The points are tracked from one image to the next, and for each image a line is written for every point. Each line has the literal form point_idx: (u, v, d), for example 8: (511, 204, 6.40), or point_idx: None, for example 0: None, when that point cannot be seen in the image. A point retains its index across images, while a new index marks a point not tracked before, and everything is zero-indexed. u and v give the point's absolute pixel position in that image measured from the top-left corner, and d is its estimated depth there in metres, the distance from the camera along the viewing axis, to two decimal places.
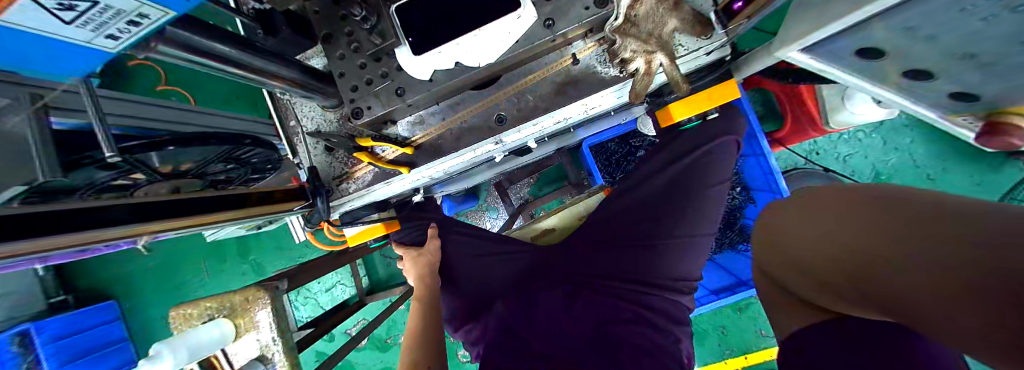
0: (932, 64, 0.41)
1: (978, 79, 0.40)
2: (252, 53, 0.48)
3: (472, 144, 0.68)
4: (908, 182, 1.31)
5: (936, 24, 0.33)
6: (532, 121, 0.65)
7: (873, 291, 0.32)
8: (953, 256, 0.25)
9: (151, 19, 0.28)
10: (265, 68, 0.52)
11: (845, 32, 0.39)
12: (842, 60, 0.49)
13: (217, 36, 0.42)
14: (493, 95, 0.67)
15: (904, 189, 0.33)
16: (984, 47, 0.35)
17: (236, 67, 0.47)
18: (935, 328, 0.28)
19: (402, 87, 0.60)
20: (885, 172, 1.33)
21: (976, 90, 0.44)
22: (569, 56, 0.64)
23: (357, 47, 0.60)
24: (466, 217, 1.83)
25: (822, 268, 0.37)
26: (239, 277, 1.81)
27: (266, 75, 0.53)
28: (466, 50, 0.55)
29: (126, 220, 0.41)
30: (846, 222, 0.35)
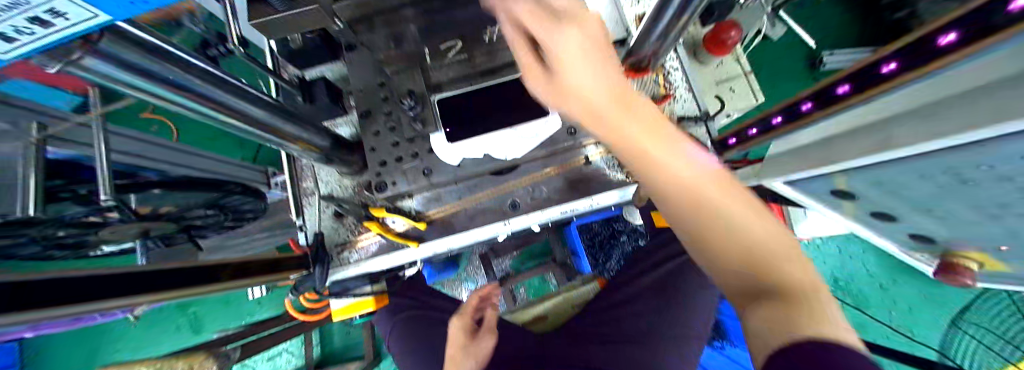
0: (890, 208, 0.52)
1: (929, 223, 0.51)
2: (280, 116, 0.50)
3: (484, 225, 0.70)
4: (865, 291, 1.40)
5: (894, 179, 0.43)
6: (545, 210, 0.69)
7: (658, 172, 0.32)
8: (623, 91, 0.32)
9: (63, 20, 0.17)
10: (293, 133, 0.54)
11: (824, 177, 0.50)
12: (816, 197, 0.59)
13: (247, 96, 0.43)
14: (512, 183, 0.71)
15: None
16: (938, 204, 0.45)
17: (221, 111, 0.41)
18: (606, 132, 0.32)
19: (429, 168, 0.64)
20: (843, 279, 1.43)
21: (927, 232, 0.54)
22: (582, 157, 0.71)
23: (393, 127, 0.65)
24: (442, 286, 1.68)
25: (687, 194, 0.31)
26: (174, 333, 1.61)
27: (292, 139, 0.54)
28: (499, 144, 0.62)
29: (107, 292, 0.35)
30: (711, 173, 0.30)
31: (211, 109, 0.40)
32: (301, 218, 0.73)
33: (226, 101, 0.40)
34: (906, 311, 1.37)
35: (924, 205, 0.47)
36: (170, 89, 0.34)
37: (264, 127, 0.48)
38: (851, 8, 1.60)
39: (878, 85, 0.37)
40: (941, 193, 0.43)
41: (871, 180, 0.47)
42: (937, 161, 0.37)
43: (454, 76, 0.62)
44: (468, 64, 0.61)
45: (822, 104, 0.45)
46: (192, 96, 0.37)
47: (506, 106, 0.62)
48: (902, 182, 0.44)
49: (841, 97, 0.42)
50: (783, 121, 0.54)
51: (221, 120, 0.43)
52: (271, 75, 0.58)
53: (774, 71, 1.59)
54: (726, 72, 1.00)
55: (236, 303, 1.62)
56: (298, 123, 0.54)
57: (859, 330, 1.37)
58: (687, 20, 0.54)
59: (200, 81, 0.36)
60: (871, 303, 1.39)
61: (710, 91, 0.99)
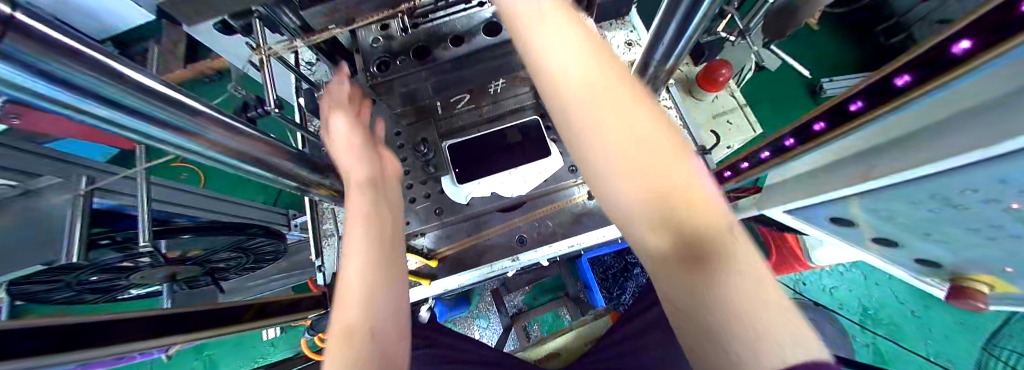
0: (894, 236, 0.52)
1: (939, 250, 0.50)
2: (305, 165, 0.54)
3: (493, 261, 0.72)
4: (896, 319, 1.31)
5: (887, 204, 0.45)
6: (552, 245, 0.71)
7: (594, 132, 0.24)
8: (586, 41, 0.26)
9: None
10: (317, 181, 0.58)
11: (826, 203, 0.52)
12: (820, 224, 0.60)
13: (275, 150, 0.47)
14: (517, 219, 0.74)
15: None
16: (940, 231, 0.45)
17: (195, 141, 0.36)
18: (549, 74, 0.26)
19: (440, 207, 0.68)
20: (872, 306, 1.35)
21: (940, 261, 0.53)
22: (585, 193, 0.74)
23: (407, 170, 0.69)
24: (453, 324, 1.64)
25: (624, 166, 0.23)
26: None
27: (315, 187, 0.59)
28: (505, 184, 0.67)
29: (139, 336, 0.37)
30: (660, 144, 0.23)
31: (206, 150, 0.38)
32: (319, 259, 0.75)
33: (203, 133, 0.36)
34: (945, 340, 1.25)
35: (923, 232, 0.47)
36: (155, 126, 0.32)
37: (286, 175, 0.52)
38: (839, 40, 1.69)
39: (852, 123, 0.38)
40: (933, 220, 0.44)
41: (865, 207, 0.48)
42: (915, 188, 0.39)
43: (464, 124, 0.71)
44: (476, 113, 0.71)
45: (806, 140, 0.47)
46: (202, 140, 0.36)
47: (509, 147, 0.67)
48: (897, 208, 0.45)
49: (820, 134, 0.43)
50: (771, 156, 0.56)
51: (233, 167, 0.44)
52: (298, 129, 0.65)
53: (772, 100, 1.65)
54: (721, 105, 1.06)
55: (249, 344, 1.61)
56: (318, 172, 0.58)
57: (894, 361, 1.26)
58: (674, 67, 0.60)
59: (207, 118, 0.35)
60: (904, 333, 1.29)
61: (709, 124, 1.04)
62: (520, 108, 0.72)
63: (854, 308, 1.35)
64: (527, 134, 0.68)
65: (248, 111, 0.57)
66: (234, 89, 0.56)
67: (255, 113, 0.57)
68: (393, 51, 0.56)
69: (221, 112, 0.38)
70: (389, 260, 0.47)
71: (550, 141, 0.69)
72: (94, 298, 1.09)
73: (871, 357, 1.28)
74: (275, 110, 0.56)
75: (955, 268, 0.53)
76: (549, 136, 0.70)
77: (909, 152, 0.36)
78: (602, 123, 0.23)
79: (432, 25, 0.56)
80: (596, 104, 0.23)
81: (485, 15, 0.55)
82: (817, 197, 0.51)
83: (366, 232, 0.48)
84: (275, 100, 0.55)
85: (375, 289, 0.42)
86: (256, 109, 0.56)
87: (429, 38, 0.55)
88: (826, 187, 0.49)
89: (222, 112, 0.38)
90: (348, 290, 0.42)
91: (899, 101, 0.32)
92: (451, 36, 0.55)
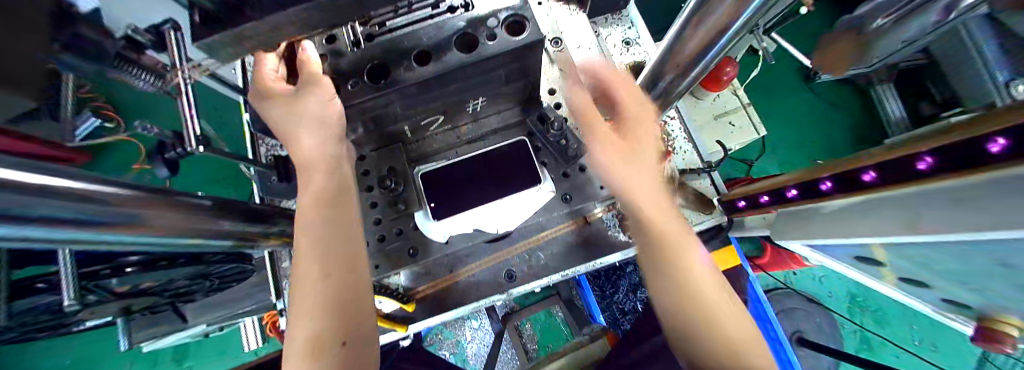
0: (924, 275, 0.48)
1: (975, 296, 0.46)
2: (235, 217, 0.45)
3: (481, 299, 0.65)
4: (885, 304, 1.32)
5: (935, 254, 0.39)
6: (546, 279, 0.64)
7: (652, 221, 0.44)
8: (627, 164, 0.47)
9: None
10: (254, 232, 0.49)
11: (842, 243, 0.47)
12: (839, 254, 0.55)
13: (186, 214, 0.38)
14: (506, 250, 0.67)
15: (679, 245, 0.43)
16: (992, 285, 0.40)
17: (35, 226, 0.25)
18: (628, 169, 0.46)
19: (415, 246, 0.59)
20: (861, 294, 1.35)
21: (972, 302, 0.49)
22: (580, 219, 0.67)
23: (373, 203, 0.59)
24: (442, 326, 1.55)
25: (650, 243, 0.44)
26: None
27: (255, 239, 0.50)
28: (488, 218, 0.57)
29: None
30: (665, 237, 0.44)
31: (50, 233, 0.27)
32: (281, 300, 0.69)
33: (48, 216, 0.25)
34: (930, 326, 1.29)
35: (954, 278, 0.44)
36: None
37: (215, 236, 0.43)
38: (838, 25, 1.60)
39: (924, 182, 0.30)
40: (971, 270, 0.39)
41: (915, 248, 0.40)
42: (971, 247, 0.32)
43: (438, 147, 0.62)
44: (453, 133, 0.62)
45: (851, 191, 0.38)
46: (17, 221, 0.23)
47: (492, 174, 0.58)
48: (934, 255, 0.40)
49: (872, 186, 0.36)
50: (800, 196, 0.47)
51: (130, 235, 0.33)
52: (236, 161, 0.54)
53: (769, 86, 1.56)
54: (723, 105, 0.97)
55: (231, 354, 1.46)
56: (262, 222, 0.50)
57: (881, 349, 1.29)
58: (689, 84, 0.51)
59: (33, 198, 0.23)
60: (891, 320, 1.31)
61: (709, 126, 0.96)
62: (505, 126, 0.62)
63: (845, 296, 1.35)
64: (512, 157, 0.59)
65: (165, 153, 0.47)
66: (140, 129, 0.43)
67: (173, 153, 0.47)
68: (341, 70, 0.45)
69: (34, 173, 0.23)
70: (348, 292, 0.42)
71: (540, 165, 0.60)
72: (43, 335, 0.97)
73: (859, 344, 1.30)
74: (200, 148, 0.46)
75: (975, 304, 0.48)
76: (538, 159, 0.60)
77: (969, 210, 0.29)
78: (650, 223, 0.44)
79: (392, 37, 0.45)
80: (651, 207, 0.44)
81: (458, 24, 0.45)
82: (842, 239, 0.44)
83: (313, 245, 0.42)
84: (197, 135, 0.44)
85: (333, 334, 0.40)
86: (177, 149, 0.46)
87: (389, 54, 0.44)
88: (860, 230, 0.41)
89: (36, 172, 0.23)
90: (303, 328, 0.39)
91: (988, 170, 0.24)
92: (417, 51, 0.44)
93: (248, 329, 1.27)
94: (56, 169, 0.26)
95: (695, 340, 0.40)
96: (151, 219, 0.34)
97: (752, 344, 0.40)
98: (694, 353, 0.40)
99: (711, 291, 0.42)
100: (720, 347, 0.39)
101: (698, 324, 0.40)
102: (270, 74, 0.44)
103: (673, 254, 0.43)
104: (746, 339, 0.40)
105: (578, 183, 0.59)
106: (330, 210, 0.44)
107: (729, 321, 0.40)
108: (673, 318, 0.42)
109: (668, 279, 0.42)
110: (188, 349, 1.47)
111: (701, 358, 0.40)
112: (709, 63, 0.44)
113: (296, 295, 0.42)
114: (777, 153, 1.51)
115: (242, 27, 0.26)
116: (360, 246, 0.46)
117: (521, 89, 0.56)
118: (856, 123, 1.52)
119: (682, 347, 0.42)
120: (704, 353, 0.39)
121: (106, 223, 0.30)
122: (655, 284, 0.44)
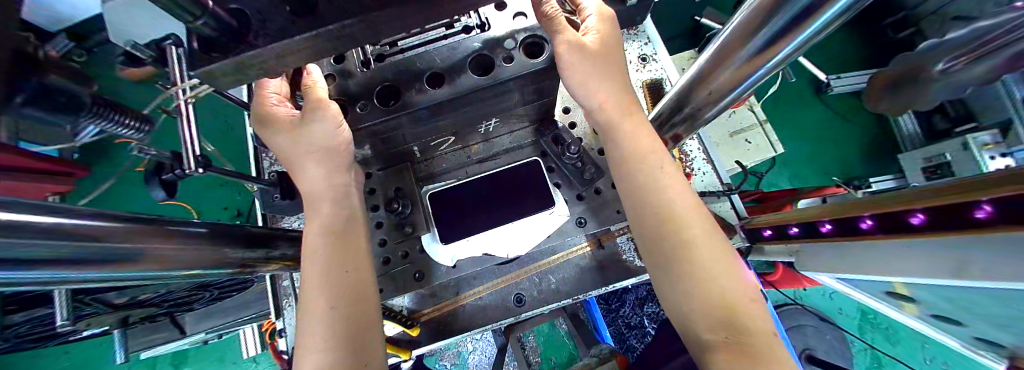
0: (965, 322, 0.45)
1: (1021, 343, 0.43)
2: (239, 242, 0.44)
3: (487, 325, 0.62)
4: (899, 323, 1.25)
5: None
6: (556, 304, 0.61)
7: (654, 202, 0.38)
8: (626, 144, 0.42)
9: None
10: (257, 257, 0.47)
11: (872, 281, 0.44)
12: (870, 292, 0.51)
13: (192, 243, 0.36)
14: (515, 272, 0.65)
15: (682, 225, 0.37)
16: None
17: (28, 269, 0.24)
18: (628, 147, 0.42)
19: (421, 270, 0.55)
20: (871, 311, 1.28)
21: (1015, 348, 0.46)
22: (593, 241, 0.65)
23: (379, 223, 0.57)
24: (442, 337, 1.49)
25: (647, 224, 0.39)
26: None
27: (258, 264, 0.48)
28: (497, 240, 0.55)
29: None
30: (663, 216, 0.38)
31: (42, 274, 0.26)
32: (280, 320, 0.68)
33: (46, 258, 0.24)
34: (943, 346, 1.21)
35: (996, 321, 0.35)
36: None
37: (218, 264, 0.41)
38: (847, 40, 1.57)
39: (974, 233, 0.25)
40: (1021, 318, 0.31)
41: (937, 292, 0.36)
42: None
43: (447, 166, 0.61)
44: (464, 153, 0.61)
45: (891, 230, 0.33)
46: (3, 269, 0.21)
47: (504, 193, 0.56)
48: (981, 310, 0.35)
49: (919, 230, 0.30)
50: (834, 232, 0.41)
51: (126, 270, 0.32)
52: (243, 180, 0.52)
53: (780, 98, 1.53)
54: (739, 122, 0.95)
55: (230, 360, 1.43)
56: (260, 246, 0.48)
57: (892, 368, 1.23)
58: (718, 110, 0.50)
59: (15, 245, 0.20)
60: (901, 338, 1.24)
61: (724, 143, 0.94)
62: (518, 146, 0.61)
63: (855, 313, 1.28)
64: (525, 177, 0.56)
65: (164, 174, 0.45)
66: (135, 150, 0.41)
67: (171, 174, 0.45)
68: (350, 92, 0.43)
69: (13, 211, 0.21)
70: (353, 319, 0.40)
71: (553, 186, 0.58)
72: (42, 344, 0.95)
73: (869, 364, 1.24)
74: (199, 169, 0.41)
75: (1010, 346, 0.39)
76: (551, 180, 0.59)
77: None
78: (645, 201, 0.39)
79: (403, 57, 0.43)
80: (648, 187, 0.39)
81: (473, 45, 0.43)
82: (874, 276, 0.39)
83: (323, 271, 0.41)
84: (196, 156, 0.40)
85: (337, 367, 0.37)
86: (175, 170, 0.44)
87: (399, 76, 0.43)
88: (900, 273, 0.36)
89: (16, 210, 0.21)
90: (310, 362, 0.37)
91: None
92: (429, 73, 0.43)
93: (246, 335, 1.25)
94: (52, 207, 0.24)
95: (685, 296, 0.35)
96: (150, 253, 0.31)
97: (753, 301, 0.34)
98: (686, 312, 0.35)
99: (703, 243, 0.36)
100: (718, 308, 0.33)
101: (690, 277, 0.35)
102: (272, 98, 0.44)
103: (675, 228, 0.37)
104: (746, 295, 0.34)
105: (593, 205, 0.56)
106: (334, 239, 0.43)
107: (724, 273, 0.35)
108: (661, 272, 0.38)
109: (653, 227, 0.38)
110: (187, 354, 1.44)
111: (692, 318, 0.35)
112: (740, 91, 0.43)
113: (301, 327, 0.40)
114: (788, 167, 1.48)
115: (246, 54, 0.24)
116: (367, 273, 0.44)
117: (536, 109, 0.54)
118: (869, 137, 1.48)
119: (671, 307, 0.37)
120: (696, 310, 0.34)
121: (98, 260, 0.28)
122: (641, 236, 0.40)
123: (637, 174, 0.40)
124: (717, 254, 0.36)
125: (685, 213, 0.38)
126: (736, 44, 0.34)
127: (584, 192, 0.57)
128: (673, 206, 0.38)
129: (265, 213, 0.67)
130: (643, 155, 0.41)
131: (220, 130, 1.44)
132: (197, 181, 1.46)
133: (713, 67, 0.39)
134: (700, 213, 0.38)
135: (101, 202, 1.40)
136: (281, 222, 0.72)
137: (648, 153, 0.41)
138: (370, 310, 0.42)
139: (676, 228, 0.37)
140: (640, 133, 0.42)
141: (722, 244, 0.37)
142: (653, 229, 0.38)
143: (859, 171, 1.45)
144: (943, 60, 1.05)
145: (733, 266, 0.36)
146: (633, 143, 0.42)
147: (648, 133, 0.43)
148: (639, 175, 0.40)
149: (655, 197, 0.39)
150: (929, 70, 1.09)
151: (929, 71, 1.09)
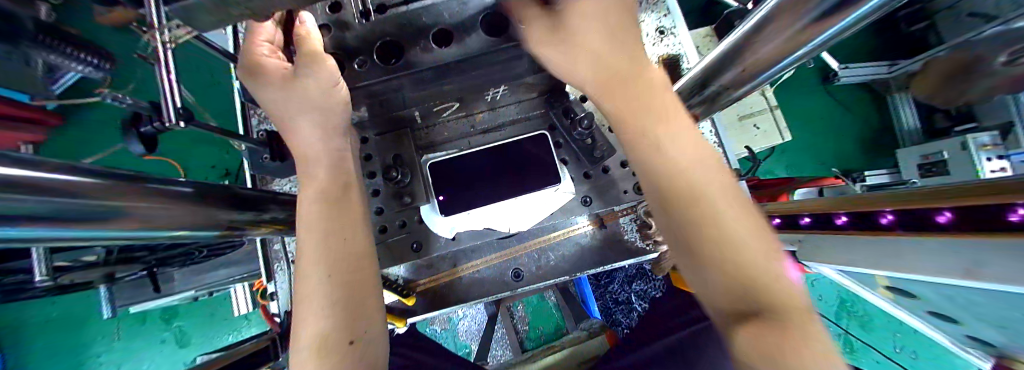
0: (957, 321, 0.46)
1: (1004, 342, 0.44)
2: (228, 206, 0.41)
3: (483, 297, 0.63)
4: (874, 313, 1.33)
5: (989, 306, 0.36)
6: (553, 281, 0.62)
7: (670, 178, 0.33)
8: (641, 110, 0.35)
9: None
10: (245, 220, 0.44)
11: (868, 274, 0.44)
12: (868, 286, 0.52)
13: (179, 206, 0.34)
14: (514, 248, 0.65)
15: (706, 203, 0.31)
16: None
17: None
18: (638, 117, 0.35)
19: (419, 241, 0.54)
20: (849, 299, 1.36)
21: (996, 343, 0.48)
22: (595, 221, 0.64)
23: (376, 191, 0.55)
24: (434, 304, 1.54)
25: (665, 204, 0.34)
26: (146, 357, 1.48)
27: (247, 228, 0.46)
28: (500, 214, 0.53)
29: None
30: (682, 193, 0.32)
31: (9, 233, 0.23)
32: (272, 283, 0.67)
33: (14, 216, 0.21)
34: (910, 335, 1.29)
35: (992, 322, 0.36)
36: None
37: (207, 226, 0.39)
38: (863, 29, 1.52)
39: (1003, 237, 0.24)
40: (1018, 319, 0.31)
41: (935, 289, 0.37)
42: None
43: (450, 135, 0.59)
44: (467, 121, 0.58)
45: (913, 226, 0.33)
46: None
47: (509, 165, 0.53)
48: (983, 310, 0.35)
49: (943, 228, 0.30)
50: (849, 224, 0.41)
51: (111, 230, 0.29)
52: (232, 138, 0.48)
53: (790, 85, 1.49)
54: (749, 106, 0.93)
55: (222, 317, 1.45)
56: (251, 209, 0.45)
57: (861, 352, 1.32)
58: (741, 93, 0.48)
59: None
60: (875, 327, 1.33)
61: (731, 128, 0.92)
62: (525, 117, 0.59)
63: (832, 300, 1.36)
64: (530, 150, 0.54)
65: (141, 126, 0.41)
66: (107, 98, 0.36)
67: (149, 127, 0.41)
68: (348, 47, 0.39)
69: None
70: (354, 286, 0.40)
71: (560, 162, 0.56)
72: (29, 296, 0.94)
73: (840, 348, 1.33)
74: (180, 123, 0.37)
75: (1000, 344, 0.41)
76: (558, 156, 0.57)
77: None
78: (661, 174, 0.34)
79: (407, 9, 0.37)
80: (666, 159, 0.34)
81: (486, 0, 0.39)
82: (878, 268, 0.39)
83: (321, 235, 0.40)
84: (178, 109, 0.36)
85: (340, 332, 0.36)
86: (153, 123, 0.40)
87: (403, 31, 0.38)
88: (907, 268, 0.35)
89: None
90: (312, 326, 0.36)
91: None
92: (436, 31, 0.39)
93: (238, 295, 1.25)
94: (21, 157, 0.22)
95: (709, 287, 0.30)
96: (134, 212, 0.29)
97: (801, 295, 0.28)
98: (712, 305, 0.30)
99: (732, 222, 0.30)
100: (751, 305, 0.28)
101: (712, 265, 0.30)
102: (263, 47, 0.38)
103: (697, 204, 0.31)
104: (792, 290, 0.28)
105: (601, 184, 0.55)
106: (330, 205, 0.41)
107: (763, 263, 0.28)
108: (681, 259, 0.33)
109: (669, 205, 0.33)
110: (177, 309, 1.45)
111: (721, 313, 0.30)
112: (780, 69, 0.40)
113: (299, 293, 0.39)
114: (787, 156, 1.47)
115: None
116: (367, 239, 0.43)
117: (548, 79, 0.51)
118: (870, 131, 1.48)
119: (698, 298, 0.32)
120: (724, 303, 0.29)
121: (78, 218, 0.25)
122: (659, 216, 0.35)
123: (651, 147, 0.35)
124: (751, 239, 0.29)
125: (709, 188, 0.32)
126: (779, 19, 0.31)
127: (592, 171, 0.55)
128: (694, 181, 0.32)
129: (256, 174, 0.65)
130: (656, 123, 0.35)
131: (203, 84, 1.35)
132: (178, 137, 1.39)
133: (751, 42, 0.36)
134: (721, 184, 0.33)
135: (79, 155, 1.33)
136: (272, 184, 0.70)
137: (664, 119, 0.35)
138: (373, 277, 0.42)
139: (696, 206, 0.31)
140: (656, 97, 0.36)
141: (758, 225, 0.31)
142: (671, 206, 0.33)
143: (856, 165, 1.46)
144: (1004, 53, 1.02)
145: (774, 255, 0.29)
146: (647, 111, 0.35)
147: (662, 90, 0.37)
148: (652, 146, 0.35)
149: (671, 172, 0.33)
150: (991, 61, 1.06)
151: (990, 63, 1.06)
